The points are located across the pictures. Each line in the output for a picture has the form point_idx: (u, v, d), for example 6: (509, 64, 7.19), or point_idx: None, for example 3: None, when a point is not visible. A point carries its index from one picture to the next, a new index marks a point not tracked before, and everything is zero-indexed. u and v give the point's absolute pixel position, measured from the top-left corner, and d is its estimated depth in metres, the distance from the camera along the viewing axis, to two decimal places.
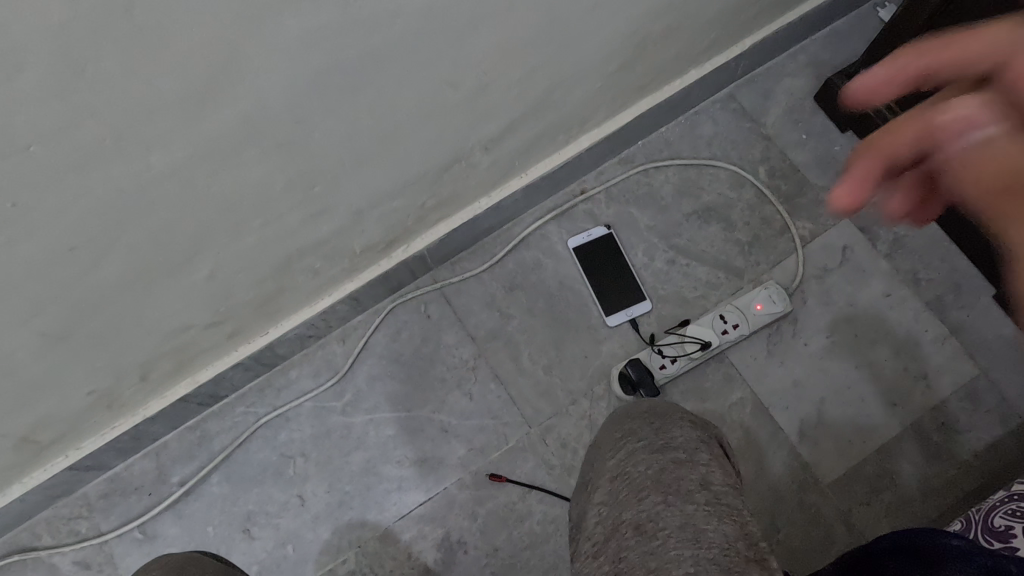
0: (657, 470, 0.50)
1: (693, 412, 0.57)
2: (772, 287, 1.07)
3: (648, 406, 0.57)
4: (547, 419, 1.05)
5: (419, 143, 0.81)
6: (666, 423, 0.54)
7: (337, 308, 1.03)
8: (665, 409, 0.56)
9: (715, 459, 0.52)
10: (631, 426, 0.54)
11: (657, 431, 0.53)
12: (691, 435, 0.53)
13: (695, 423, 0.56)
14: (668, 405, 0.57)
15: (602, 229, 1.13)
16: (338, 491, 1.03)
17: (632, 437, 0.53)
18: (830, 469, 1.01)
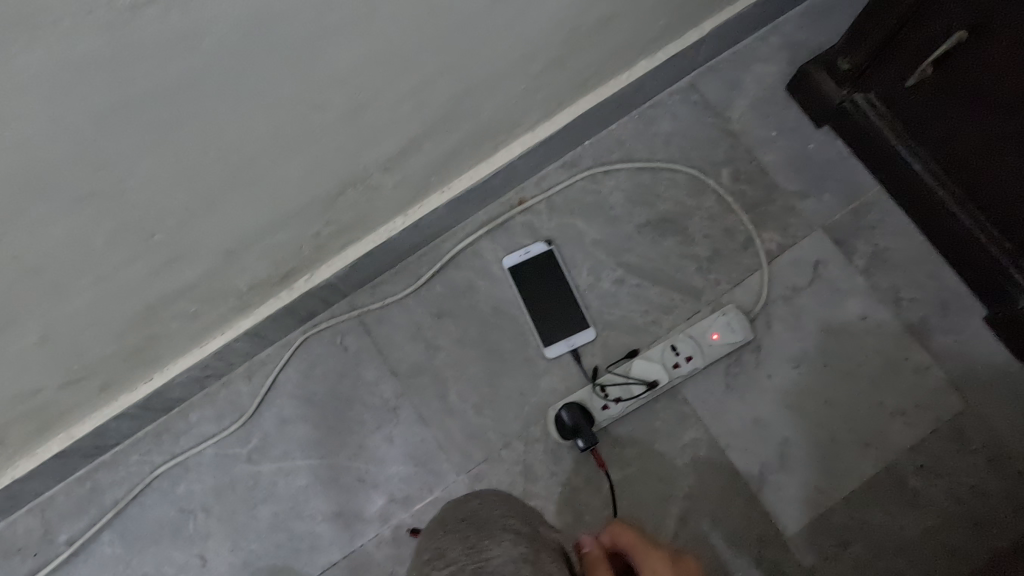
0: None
1: (521, 523, 0.46)
2: (731, 313, 0.94)
3: (466, 519, 0.46)
4: (477, 466, 0.94)
5: (288, 174, 0.66)
6: (482, 540, 0.43)
7: (235, 347, 0.91)
8: (491, 522, 0.45)
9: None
10: (442, 547, 0.43)
11: (468, 550, 0.42)
12: (511, 553, 0.41)
13: (526, 538, 0.44)
14: (492, 516, 0.47)
15: (541, 246, 0.99)
16: (244, 549, 0.92)
17: (436, 561, 0.42)
18: (794, 519, 0.90)
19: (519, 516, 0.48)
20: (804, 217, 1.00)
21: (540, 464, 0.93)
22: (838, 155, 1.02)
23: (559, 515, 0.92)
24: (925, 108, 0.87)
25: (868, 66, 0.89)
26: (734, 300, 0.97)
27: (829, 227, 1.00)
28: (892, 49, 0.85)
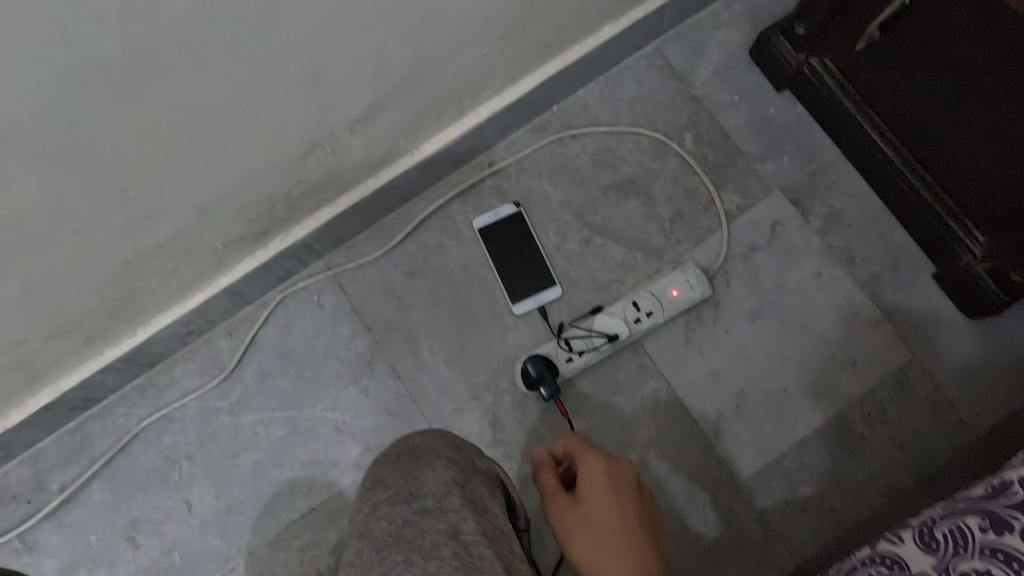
0: (400, 521, 0.47)
1: (453, 452, 0.53)
2: (690, 270, 0.98)
3: (404, 452, 0.52)
4: (447, 416, 0.98)
5: (254, 135, 0.70)
6: (416, 468, 0.50)
7: (215, 304, 0.95)
8: (425, 454, 0.51)
9: (467, 503, 0.48)
10: (383, 475, 0.50)
11: (406, 477, 0.49)
12: (443, 479, 0.49)
13: (456, 466, 0.51)
14: (427, 447, 0.52)
15: (510, 207, 1.03)
16: (227, 496, 0.97)
17: (378, 489, 0.50)
18: (747, 465, 0.95)
19: (455, 447, 0.54)
20: (764, 179, 1.04)
21: (507, 414, 0.98)
22: (798, 119, 1.06)
23: (525, 462, 0.96)
24: (874, 73, 0.90)
25: (822, 31, 0.92)
26: (695, 259, 1.01)
27: (787, 188, 1.03)
28: (843, 15, 0.88)
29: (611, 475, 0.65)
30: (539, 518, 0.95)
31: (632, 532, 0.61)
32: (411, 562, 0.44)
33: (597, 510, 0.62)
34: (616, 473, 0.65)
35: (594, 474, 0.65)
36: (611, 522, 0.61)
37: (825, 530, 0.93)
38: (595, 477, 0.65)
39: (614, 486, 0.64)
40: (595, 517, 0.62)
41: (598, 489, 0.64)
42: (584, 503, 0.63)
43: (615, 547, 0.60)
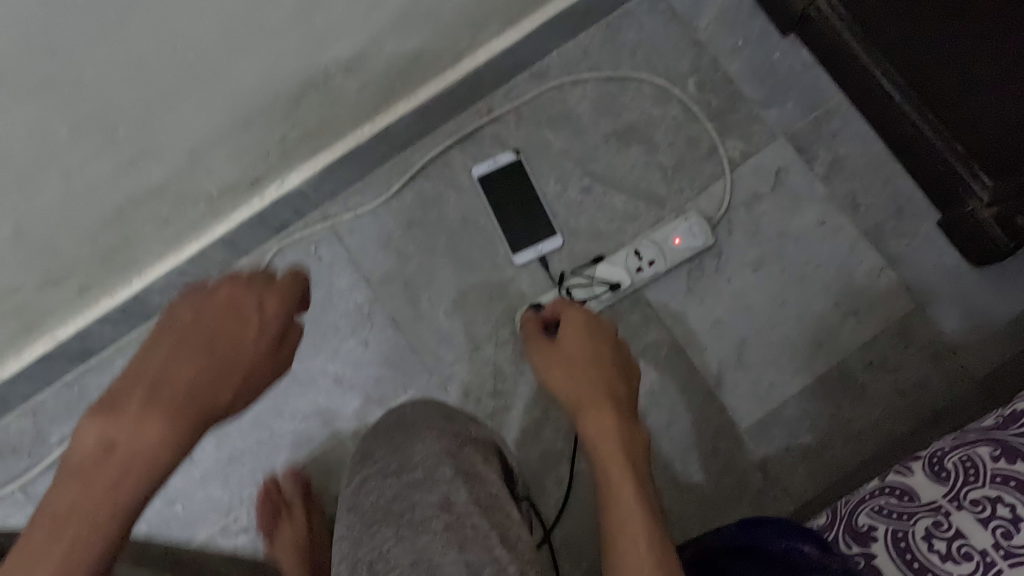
0: (389, 495, 0.48)
1: (444, 423, 0.54)
2: (693, 218, 0.97)
3: (394, 428, 0.54)
4: (448, 367, 0.98)
5: (245, 71, 0.68)
6: (405, 440, 0.52)
7: (211, 255, 0.94)
8: (415, 427, 0.53)
9: (458, 471, 0.48)
10: (374, 451, 0.52)
11: (394, 451, 0.51)
12: (432, 449, 0.50)
13: (445, 434, 0.52)
14: (417, 421, 0.54)
15: (509, 155, 1.01)
16: (228, 447, 0.97)
17: (368, 465, 0.51)
18: (748, 413, 0.95)
19: (444, 418, 0.55)
20: (768, 126, 1.02)
21: (508, 365, 0.98)
22: (803, 63, 1.03)
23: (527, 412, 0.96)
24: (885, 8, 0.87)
25: None
26: (697, 208, 1.00)
27: (792, 135, 1.01)
28: None
29: (595, 328, 0.73)
30: (541, 467, 0.95)
31: (624, 424, 0.62)
32: (400, 536, 0.45)
33: (594, 402, 0.64)
34: (604, 332, 0.73)
35: (593, 375, 0.67)
36: (605, 412, 0.63)
37: (825, 476, 0.93)
38: (591, 365, 0.68)
39: (601, 345, 0.71)
40: (591, 409, 0.63)
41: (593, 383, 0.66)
42: (573, 362, 0.70)
43: (608, 434, 0.61)
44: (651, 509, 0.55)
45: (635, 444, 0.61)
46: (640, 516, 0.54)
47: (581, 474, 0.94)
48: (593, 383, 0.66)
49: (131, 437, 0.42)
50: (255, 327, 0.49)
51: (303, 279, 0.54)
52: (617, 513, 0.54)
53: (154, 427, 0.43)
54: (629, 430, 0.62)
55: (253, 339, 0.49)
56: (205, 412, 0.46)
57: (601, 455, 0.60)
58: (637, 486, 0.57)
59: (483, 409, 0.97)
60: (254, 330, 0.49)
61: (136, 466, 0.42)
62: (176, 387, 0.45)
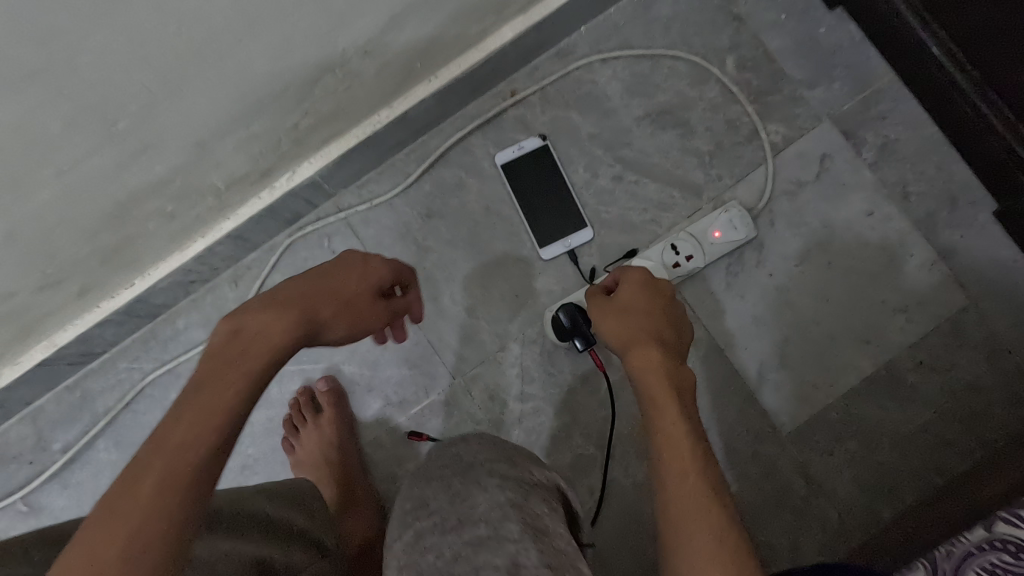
0: (447, 555, 0.42)
1: (506, 465, 0.49)
2: (733, 210, 0.90)
3: (450, 468, 0.49)
4: (472, 369, 0.92)
5: (255, 53, 0.60)
6: (465, 488, 0.46)
7: (217, 251, 0.88)
8: (475, 470, 0.47)
9: (525, 528, 0.43)
10: (427, 497, 0.46)
11: (452, 501, 0.45)
12: (496, 501, 0.44)
13: (509, 480, 0.47)
14: (476, 462, 0.49)
15: (535, 142, 0.95)
16: (241, 454, 0.92)
17: (420, 514, 0.45)
18: (791, 417, 0.90)
19: (506, 458, 0.50)
20: (813, 107, 0.94)
21: (535, 366, 0.92)
22: (851, 39, 0.95)
23: (556, 416, 0.91)
24: None
25: None
26: (736, 197, 0.93)
27: (838, 118, 0.94)
28: None
29: (657, 289, 0.67)
30: (572, 475, 0.90)
31: (688, 416, 0.57)
32: None
33: (658, 388, 0.58)
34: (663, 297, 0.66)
35: (648, 340, 0.62)
36: (672, 400, 0.57)
37: (871, 483, 0.89)
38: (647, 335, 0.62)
39: (662, 312, 0.65)
40: (659, 397, 0.57)
41: (657, 357, 0.60)
42: (631, 323, 0.64)
43: (676, 428, 0.56)
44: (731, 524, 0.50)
45: (703, 439, 0.56)
46: (724, 530, 0.50)
47: (615, 482, 0.90)
48: (655, 359, 0.60)
49: (256, 328, 0.51)
50: (364, 268, 0.58)
51: (409, 269, 0.65)
52: (698, 528, 0.50)
53: (282, 325, 0.52)
54: (694, 425, 0.57)
55: (362, 281, 0.57)
56: (304, 336, 0.53)
57: (669, 451, 0.55)
58: (715, 498, 0.52)
59: (510, 413, 0.92)
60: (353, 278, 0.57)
61: (231, 370, 0.48)
62: (301, 293, 0.54)
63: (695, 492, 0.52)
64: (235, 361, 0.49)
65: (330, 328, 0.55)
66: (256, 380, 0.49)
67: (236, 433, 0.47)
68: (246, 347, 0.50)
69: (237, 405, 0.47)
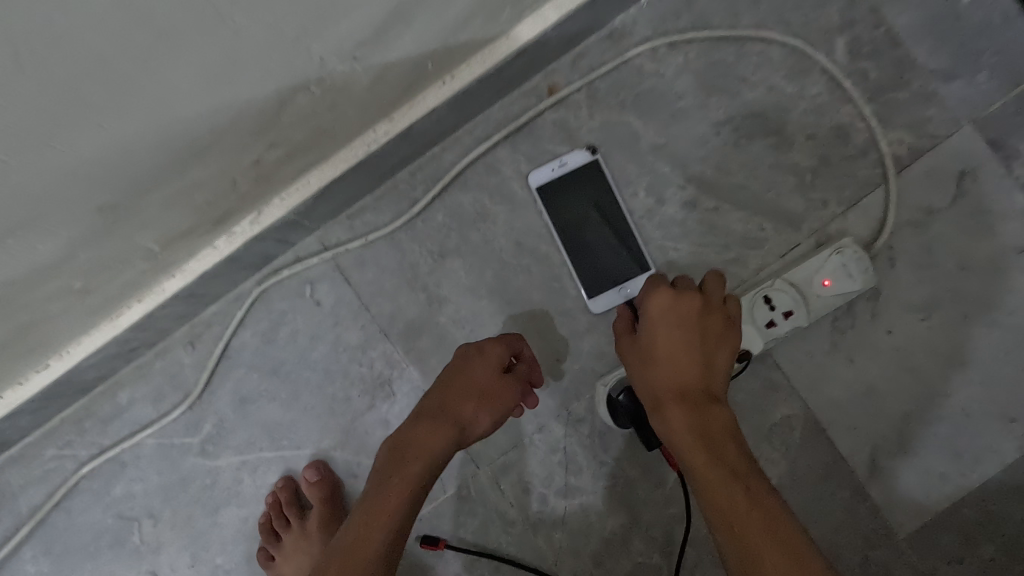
0: None
1: None
2: (848, 252, 0.68)
3: None
4: (501, 455, 0.72)
5: (177, 84, 0.38)
6: None
7: (162, 315, 0.65)
8: None
9: None
10: None
11: None
12: None
13: None
14: None
15: (581, 156, 0.72)
16: (208, 562, 0.73)
17: None
18: (909, 515, 0.71)
19: None
20: (950, 107, 0.71)
21: (583, 451, 0.72)
22: None
23: (611, 515, 0.72)
24: None
25: None
26: (847, 229, 0.71)
27: (985, 122, 0.71)
28: None
29: (672, 304, 0.62)
30: None
31: (717, 452, 0.55)
32: None
33: (681, 437, 0.57)
34: (685, 319, 0.62)
35: (667, 386, 0.60)
36: (692, 444, 0.56)
37: None
38: (667, 384, 0.60)
39: (683, 334, 0.62)
40: (679, 444, 0.57)
41: (673, 407, 0.59)
42: (651, 373, 0.62)
43: (706, 475, 0.54)
44: (789, 544, 0.48)
45: (738, 468, 0.54)
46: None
47: None
48: (671, 405, 0.59)
49: (418, 438, 0.56)
50: (483, 358, 0.61)
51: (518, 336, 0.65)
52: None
53: (437, 434, 0.56)
54: (726, 457, 0.55)
55: (489, 373, 0.60)
56: (437, 459, 0.56)
57: (705, 501, 0.53)
58: (761, 526, 0.49)
59: (549, 511, 0.72)
60: (481, 368, 0.60)
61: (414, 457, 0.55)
62: (440, 403, 0.58)
63: (739, 537, 0.49)
64: (403, 468, 0.55)
65: (476, 422, 0.58)
66: (423, 479, 0.55)
67: (410, 518, 0.54)
68: (406, 457, 0.56)
69: (402, 505, 0.53)
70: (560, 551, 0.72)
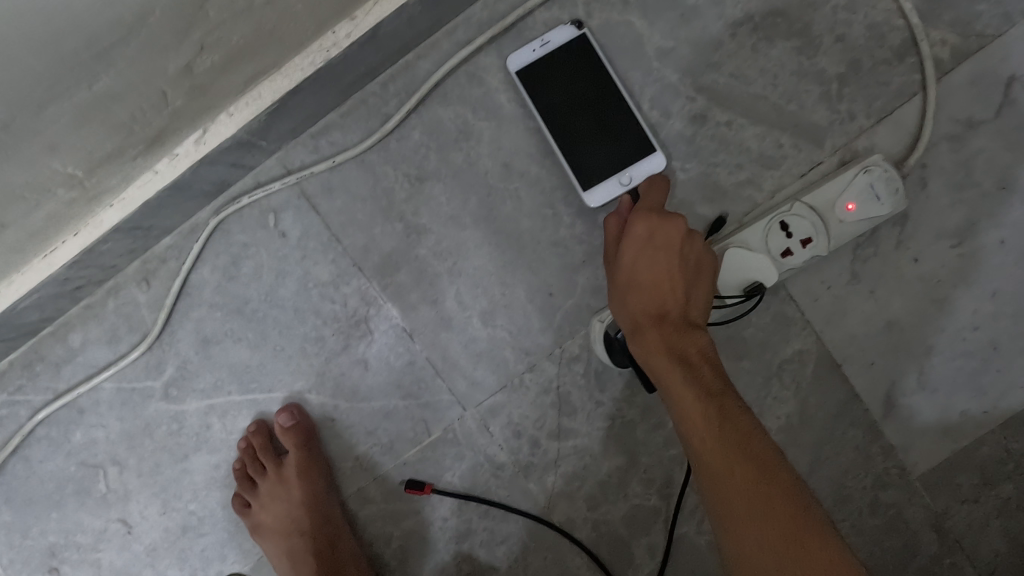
0: None
1: None
2: (877, 170, 0.60)
3: None
4: (490, 396, 0.66)
5: None
6: None
7: (104, 251, 0.58)
8: None
9: None
10: None
11: None
12: None
13: None
14: None
15: (566, 32, 0.62)
16: (179, 511, 0.67)
17: None
18: (927, 453, 0.65)
19: None
20: (1000, 2, 0.63)
21: (578, 391, 0.66)
22: None
23: (606, 457, 0.66)
24: None
25: None
26: (876, 145, 0.63)
27: None
28: None
29: (655, 231, 0.58)
30: (627, 534, 0.66)
31: (694, 374, 0.53)
32: None
33: (659, 362, 0.54)
34: (668, 244, 0.57)
35: (647, 309, 0.57)
36: (671, 371, 0.53)
37: None
38: (647, 311, 0.57)
39: (665, 259, 0.57)
40: (657, 368, 0.54)
41: (655, 335, 0.56)
42: (631, 296, 0.58)
43: (683, 400, 0.52)
44: (762, 466, 0.48)
45: (715, 390, 0.52)
46: (756, 503, 0.46)
47: (683, 539, 0.66)
48: (650, 330, 0.56)
49: None
50: None
51: None
52: (728, 508, 0.48)
53: None
54: (701, 377, 0.53)
55: None
56: None
57: (680, 424, 0.52)
58: (734, 449, 0.49)
59: (542, 456, 0.66)
60: None
61: None
62: None
63: (715, 458, 0.49)
64: None
65: None
66: None
67: None
68: None
69: None
70: (553, 494, 0.66)
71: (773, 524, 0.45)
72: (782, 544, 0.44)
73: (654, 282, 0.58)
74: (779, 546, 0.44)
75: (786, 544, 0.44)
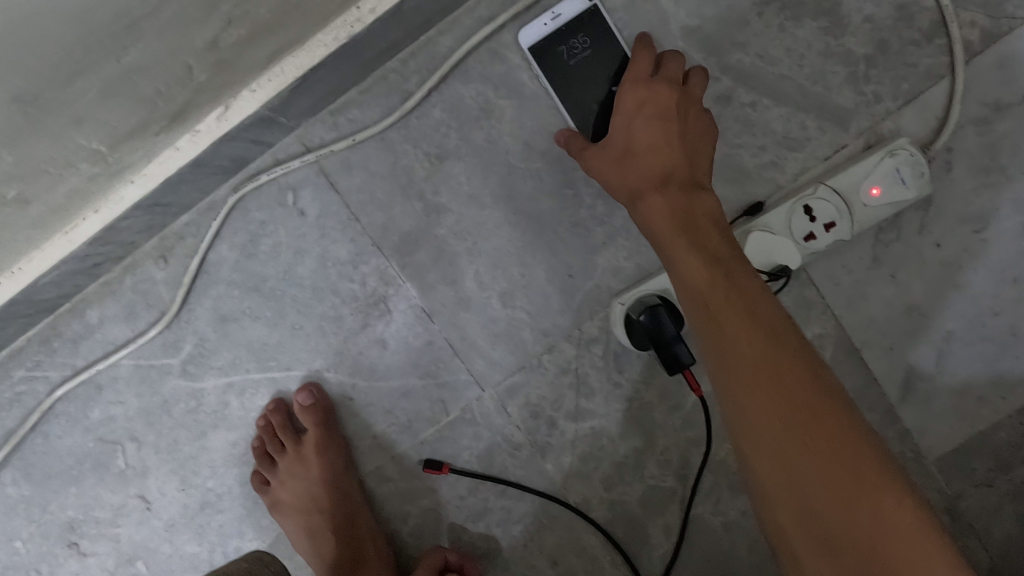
0: None
1: None
2: (903, 155, 0.59)
3: None
4: (508, 377, 0.66)
5: None
6: None
7: (123, 227, 0.58)
8: None
9: None
10: None
11: None
12: None
13: None
14: None
15: (577, 3, 0.61)
16: (197, 488, 0.68)
17: None
18: (942, 438, 0.66)
19: None
20: None
21: (597, 373, 0.66)
22: None
23: (623, 439, 0.66)
24: None
25: None
26: (901, 128, 0.62)
27: None
28: None
29: (649, 100, 0.56)
30: (642, 515, 0.66)
31: (698, 239, 0.49)
32: None
33: (664, 226, 0.51)
34: (665, 109, 0.55)
35: (648, 178, 0.53)
36: (675, 234, 0.50)
37: None
38: (652, 180, 0.53)
39: (666, 125, 0.55)
40: (663, 234, 0.50)
41: (658, 199, 0.52)
42: (628, 170, 0.55)
43: (687, 262, 0.48)
44: (778, 337, 0.42)
45: (718, 251, 0.48)
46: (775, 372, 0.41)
47: (698, 520, 0.66)
48: (652, 196, 0.52)
49: None
50: None
51: None
52: (747, 391, 0.41)
53: None
54: (707, 241, 0.48)
55: None
56: None
57: (687, 295, 0.48)
58: (753, 326, 0.43)
59: (560, 436, 0.66)
60: None
61: None
62: None
63: (719, 316, 0.44)
64: None
65: None
66: None
67: None
68: None
69: None
70: (569, 474, 0.66)
71: (783, 390, 0.40)
72: (800, 418, 0.39)
73: (649, 153, 0.54)
74: (792, 414, 0.39)
75: (794, 407, 0.39)
